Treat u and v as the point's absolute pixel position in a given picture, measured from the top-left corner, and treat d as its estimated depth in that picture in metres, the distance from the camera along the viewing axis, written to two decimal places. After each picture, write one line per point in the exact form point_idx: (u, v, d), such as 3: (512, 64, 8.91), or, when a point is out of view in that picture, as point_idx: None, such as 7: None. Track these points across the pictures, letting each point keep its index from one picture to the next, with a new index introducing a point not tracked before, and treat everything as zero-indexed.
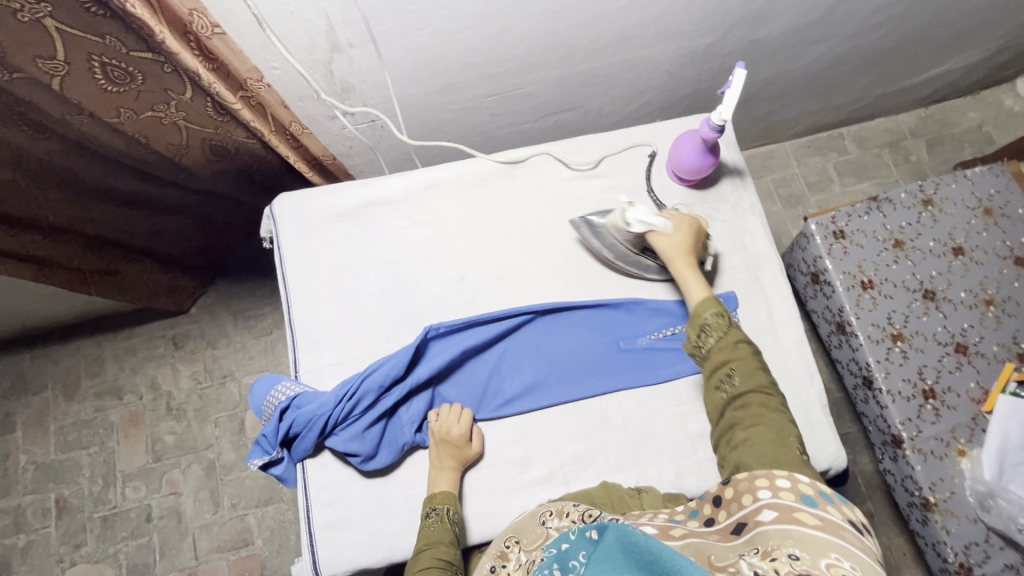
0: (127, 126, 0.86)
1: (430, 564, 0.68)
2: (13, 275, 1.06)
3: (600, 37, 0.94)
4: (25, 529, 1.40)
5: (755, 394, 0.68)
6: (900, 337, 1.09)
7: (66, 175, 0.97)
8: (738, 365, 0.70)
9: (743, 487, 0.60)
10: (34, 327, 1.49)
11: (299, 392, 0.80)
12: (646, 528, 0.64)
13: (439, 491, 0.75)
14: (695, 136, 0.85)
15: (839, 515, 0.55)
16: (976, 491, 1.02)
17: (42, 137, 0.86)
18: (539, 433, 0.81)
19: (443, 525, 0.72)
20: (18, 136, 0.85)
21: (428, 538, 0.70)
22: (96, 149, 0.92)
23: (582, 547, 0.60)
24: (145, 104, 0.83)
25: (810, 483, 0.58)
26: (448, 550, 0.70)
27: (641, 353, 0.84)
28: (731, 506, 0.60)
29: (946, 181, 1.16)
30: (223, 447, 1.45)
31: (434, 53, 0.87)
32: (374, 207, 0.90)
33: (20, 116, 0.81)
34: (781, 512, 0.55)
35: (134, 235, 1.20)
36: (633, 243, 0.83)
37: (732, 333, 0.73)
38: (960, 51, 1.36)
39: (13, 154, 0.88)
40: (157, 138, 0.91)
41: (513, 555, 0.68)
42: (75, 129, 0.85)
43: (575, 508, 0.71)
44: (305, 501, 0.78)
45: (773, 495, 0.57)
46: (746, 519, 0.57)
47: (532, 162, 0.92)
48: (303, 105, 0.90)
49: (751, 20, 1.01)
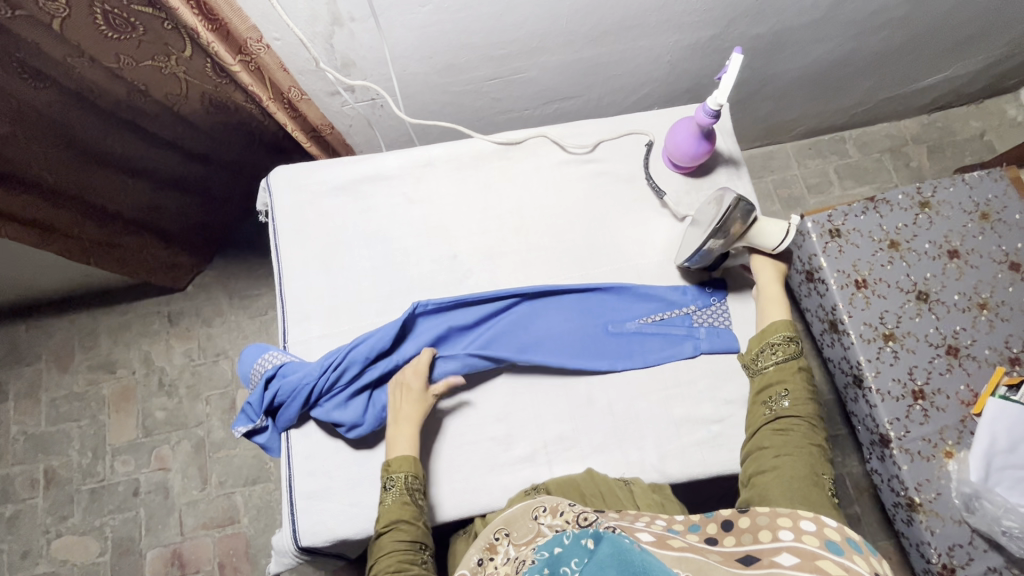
0: (126, 73, 0.86)
1: (392, 547, 0.68)
2: (13, 236, 1.06)
3: (601, 25, 0.95)
4: (13, 498, 1.41)
5: (804, 424, 0.70)
6: (892, 338, 1.09)
7: (65, 133, 0.98)
8: (792, 393, 0.73)
9: (763, 522, 0.60)
10: (30, 298, 1.49)
11: (285, 361, 0.81)
12: (642, 534, 0.62)
13: (398, 455, 0.74)
14: (692, 123, 0.85)
15: (865, 565, 0.53)
16: (962, 493, 1.02)
17: (42, 86, 0.87)
18: (522, 412, 0.82)
19: (407, 502, 0.71)
20: (21, 88, 0.85)
21: (393, 517, 0.70)
22: (95, 98, 0.93)
23: (576, 554, 0.57)
24: (145, 55, 0.83)
25: (837, 528, 0.57)
26: (411, 529, 0.70)
27: (630, 337, 0.84)
28: (743, 536, 0.59)
29: (944, 185, 1.16)
30: (213, 424, 1.45)
31: (434, 31, 0.87)
32: (368, 182, 0.90)
33: (20, 63, 0.81)
34: (803, 559, 0.54)
35: (131, 207, 1.20)
36: (722, 247, 0.80)
37: (795, 360, 0.75)
38: (962, 58, 1.36)
39: (12, 108, 0.88)
40: (155, 87, 0.91)
41: (502, 549, 0.67)
42: (76, 74, 0.86)
43: (570, 508, 0.68)
44: (288, 470, 0.79)
45: (794, 537, 0.57)
46: (761, 554, 0.56)
47: (528, 144, 0.93)
48: (304, 79, 0.91)
49: (752, 14, 1.02)
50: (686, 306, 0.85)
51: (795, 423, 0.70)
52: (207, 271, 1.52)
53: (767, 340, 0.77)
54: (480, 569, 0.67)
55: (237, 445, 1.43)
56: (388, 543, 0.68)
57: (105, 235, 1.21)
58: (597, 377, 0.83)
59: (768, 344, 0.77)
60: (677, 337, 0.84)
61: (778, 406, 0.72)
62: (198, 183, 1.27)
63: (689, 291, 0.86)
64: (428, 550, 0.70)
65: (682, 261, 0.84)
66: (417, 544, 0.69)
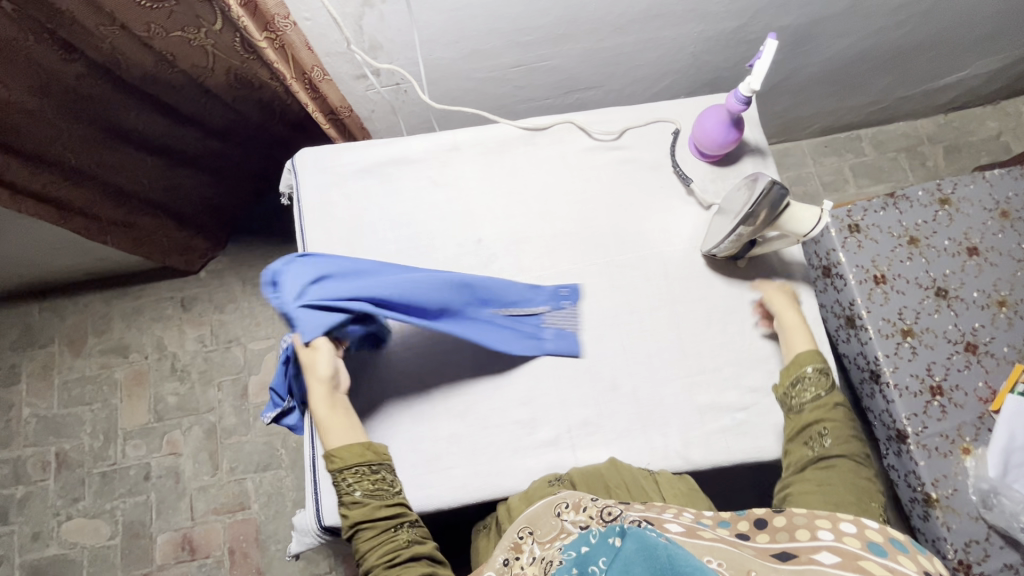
0: (155, 43, 0.86)
1: (369, 545, 0.69)
2: (33, 214, 1.07)
3: (628, 13, 0.94)
4: (24, 480, 1.41)
5: (849, 460, 0.72)
6: (910, 334, 1.08)
7: (87, 106, 0.98)
8: (832, 429, 0.74)
9: (800, 522, 0.60)
10: (44, 282, 1.49)
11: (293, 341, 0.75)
12: (672, 525, 0.62)
13: (334, 448, 0.73)
14: (722, 110, 0.87)
15: (911, 566, 0.53)
16: (979, 489, 1.01)
17: (71, 58, 0.88)
18: (544, 395, 0.83)
19: (359, 501, 0.70)
20: (52, 58, 0.87)
21: (354, 520, 0.70)
22: (121, 74, 0.93)
23: (604, 552, 0.54)
24: (176, 25, 0.83)
25: (879, 530, 0.57)
26: (375, 523, 0.70)
27: (482, 324, 0.81)
28: (779, 534, 0.60)
29: (964, 181, 1.14)
30: (225, 410, 1.45)
31: (462, 15, 0.87)
32: (393, 165, 0.90)
33: (50, 31, 0.82)
34: (844, 559, 0.54)
35: (150, 188, 1.21)
36: (743, 238, 0.81)
37: (830, 395, 0.76)
38: (983, 56, 1.36)
39: (42, 79, 0.90)
40: (182, 59, 0.91)
41: (527, 547, 0.66)
42: (106, 44, 0.86)
43: (593, 503, 0.67)
44: (313, 451, 0.79)
45: (835, 538, 0.57)
46: (799, 551, 0.57)
47: (554, 130, 0.94)
48: (331, 61, 0.92)
49: (778, 6, 1.01)
50: (539, 306, 0.85)
51: (842, 460, 0.72)
52: (221, 258, 1.51)
53: (797, 374, 0.78)
54: (507, 569, 0.65)
55: (248, 432, 1.43)
56: (364, 547, 0.69)
57: (121, 216, 1.21)
58: (620, 363, 0.84)
59: (799, 376, 0.78)
60: (519, 333, 0.83)
61: (821, 446, 0.73)
62: (214, 165, 1.27)
63: (542, 292, 0.86)
64: (405, 526, 0.70)
65: (711, 250, 0.86)
66: (391, 527, 0.70)
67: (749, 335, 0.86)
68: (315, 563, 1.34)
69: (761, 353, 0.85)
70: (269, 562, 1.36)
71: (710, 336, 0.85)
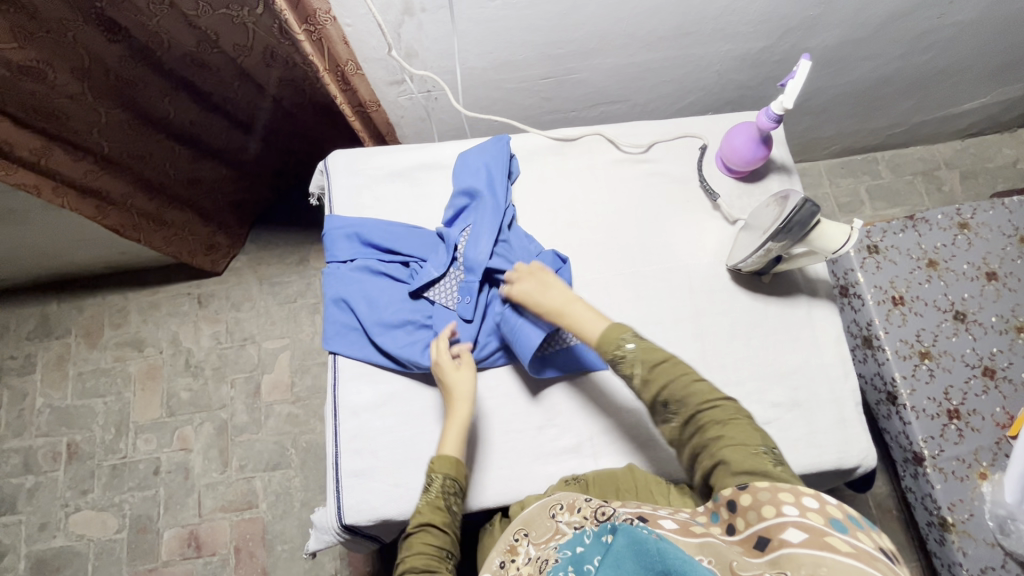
0: (200, 22, 0.88)
1: (421, 549, 0.69)
2: (75, 209, 1.11)
3: (659, 29, 0.96)
4: (34, 470, 1.41)
5: (715, 408, 0.66)
6: (928, 356, 1.07)
7: (127, 92, 1.01)
8: (668, 397, 0.68)
9: (764, 497, 0.57)
10: (65, 273, 1.51)
11: (361, 222, 0.90)
12: (666, 522, 0.62)
13: (442, 460, 0.75)
14: (750, 128, 0.89)
15: (870, 542, 0.52)
16: (996, 515, 1.00)
17: (115, 39, 0.92)
18: (565, 404, 0.85)
19: (441, 508, 0.73)
20: (96, 40, 0.90)
21: (425, 519, 0.71)
22: (162, 54, 0.97)
23: (598, 551, 0.55)
24: (221, 4, 0.84)
25: (838, 506, 0.55)
26: (439, 534, 0.71)
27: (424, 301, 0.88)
28: (748, 514, 0.57)
29: (983, 207, 1.15)
30: (237, 408, 1.45)
31: (500, 26, 0.89)
32: (421, 169, 0.96)
33: (98, 10, 0.86)
34: (811, 535, 0.53)
35: (175, 181, 1.24)
36: (756, 266, 0.86)
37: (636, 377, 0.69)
38: (1003, 83, 1.37)
39: (81, 61, 0.92)
40: (225, 37, 0.92)
41: (522, 549, 0.67)
42: (152, 22, 0.89)
43: (587, 504, 0.68)
44: (335, 449, 0.82)
45: (799, 513, 0.55)
46: (770, 534, 0.55)
47: (583, 141, 0.97)
48: (369, 66, 0.94)
49: (805, 28, 1.03)
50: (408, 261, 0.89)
51: (712, 428, 0.65)
52: (240, 257, 1.53)
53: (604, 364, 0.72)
54: (503, 571, 0.66)
55: (259, 431, 1.43)
56: (423, 551, 0.69)
57: (153, 209, 1.25)
58: None
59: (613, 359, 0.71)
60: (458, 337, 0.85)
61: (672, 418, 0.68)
62: (237, 157, 1.30)
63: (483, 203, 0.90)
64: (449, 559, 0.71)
65: (734, 273, 0.90)
66: (443, 550, 0.71)
67: (771, 351, 0.86)
68: (321, 566, 1.33)
69: (782, 369, 0.86)
70: (274, 562, 1.35)
71: (731, 351, 0.86)
